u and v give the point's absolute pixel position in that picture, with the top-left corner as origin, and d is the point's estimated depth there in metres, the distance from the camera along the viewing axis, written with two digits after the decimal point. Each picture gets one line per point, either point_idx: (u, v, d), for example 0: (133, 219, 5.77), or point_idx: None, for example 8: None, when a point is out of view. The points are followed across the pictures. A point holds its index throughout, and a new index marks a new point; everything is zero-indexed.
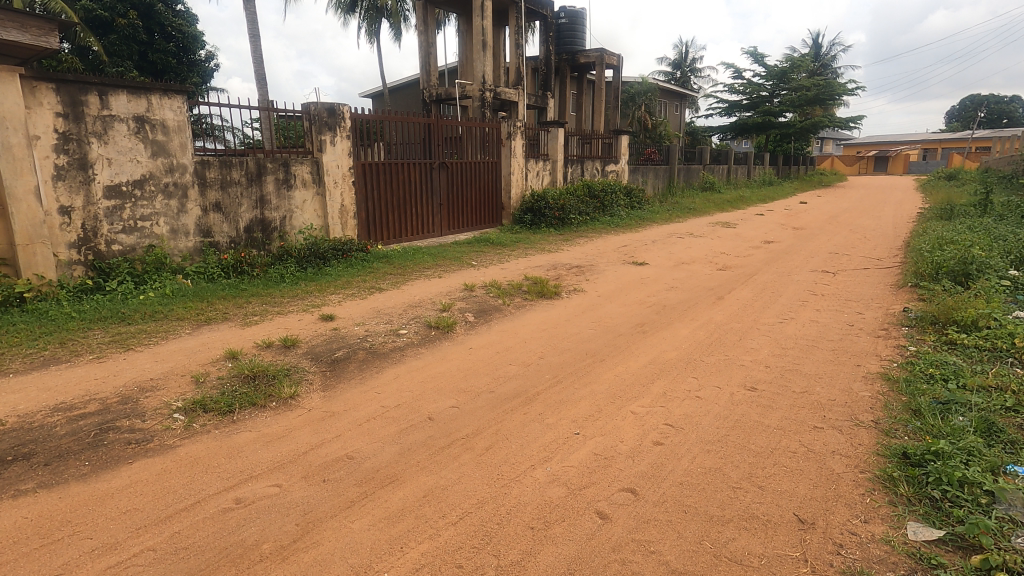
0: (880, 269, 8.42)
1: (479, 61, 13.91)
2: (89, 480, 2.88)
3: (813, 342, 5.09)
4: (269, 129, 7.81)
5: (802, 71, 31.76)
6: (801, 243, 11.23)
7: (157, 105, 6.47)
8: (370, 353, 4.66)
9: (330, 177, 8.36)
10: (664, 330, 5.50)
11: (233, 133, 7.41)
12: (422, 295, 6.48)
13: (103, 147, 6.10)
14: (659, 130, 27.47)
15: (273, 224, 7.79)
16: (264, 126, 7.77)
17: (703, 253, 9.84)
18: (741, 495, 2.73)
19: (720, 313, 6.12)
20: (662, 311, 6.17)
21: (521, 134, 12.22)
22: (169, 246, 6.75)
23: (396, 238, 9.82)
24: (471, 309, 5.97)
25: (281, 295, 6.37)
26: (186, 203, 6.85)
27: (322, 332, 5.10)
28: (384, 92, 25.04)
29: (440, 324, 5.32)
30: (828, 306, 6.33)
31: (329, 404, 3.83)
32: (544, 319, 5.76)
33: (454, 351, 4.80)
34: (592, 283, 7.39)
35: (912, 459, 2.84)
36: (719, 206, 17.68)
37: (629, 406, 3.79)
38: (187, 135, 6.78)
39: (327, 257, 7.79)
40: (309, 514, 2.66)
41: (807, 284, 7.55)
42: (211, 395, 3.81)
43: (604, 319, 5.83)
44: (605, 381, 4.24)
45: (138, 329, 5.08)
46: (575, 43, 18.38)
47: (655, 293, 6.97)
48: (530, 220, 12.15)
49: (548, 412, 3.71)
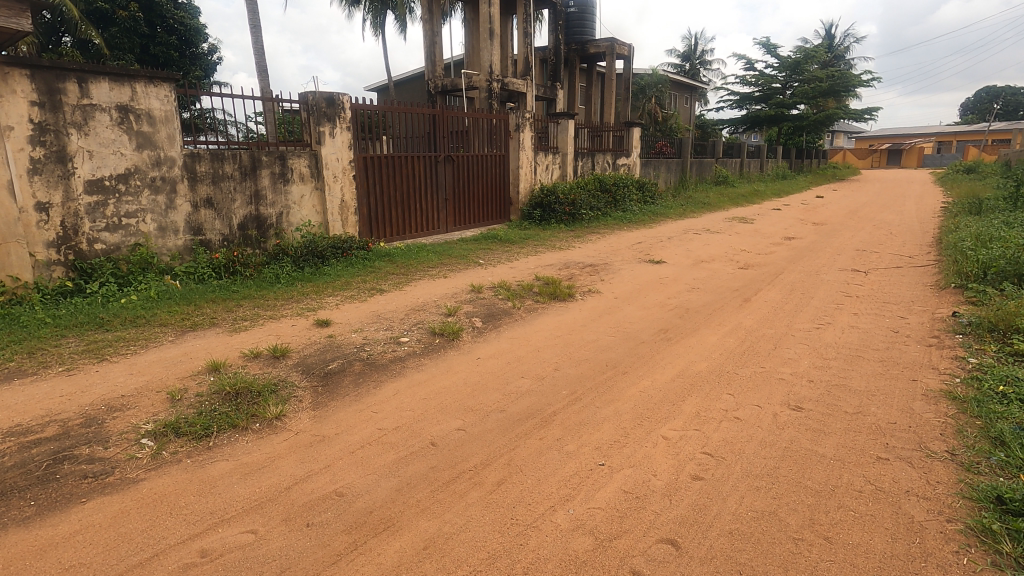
0: (915, 268, 7.88)
1: (486, 50, 13.43)
2: (31, 526, 2.44)
3: (858, 352, 4.59)
4: (270, 121, 7.47)
5: (815, 62, 31.02)
6: (824, 239, 10.69)
7: (142, 94, 6.05)
8: (367, 366, 4.20)
9: (329, 170, 7.91)
10: (690, 337, 5.03)
11: (237, 127, 7.06)
12: (426, 298, 6.03)
13: (83, 138, 5.68)
14: (670, 123, 26.88)
15: (268, 220, 7.36)
16: (264, 119, 7.44)
17: (723, 251, 9.34)
18: (806, 550, 2.27)
19: (749, 317, 5.64)
20: (686, 316, 5.68)
21: (531, 126, 11.71)
22: (157, 245, 6.32)
23: (400, 235, 9.37)
24: (479, 313, 5.49)
25: (275, 297, 5.93)
26: (175, 199, 6.42)
27: (316, 340, 4.66)
28: (390, 86, 24.60)
29: (445, 330, 4.87)
30: (867, 310, 5.83)
31: (319, 426, 3.39)
32: (558, 325, 5.30)
33: (459, 363, 4.35)
34: (607, 283, 6.91)
35: (1010, 507, 2.38)
36: (733, 201, 17.10)
37: (659, 430, 3.34)
38: (175, 126, 6.34)
39: (326, 256, 7.34)
40: (286, 572, 2.21)
41: (839, 284, 7.03)
42: (186, 415, 3.38)
43: (623, 324, 5.35)
44: (630, 398, 3.76)
45: (116, 337, 4.65)
46: (584, 32, 17.84)
47: (676, 294, 6.48)
48: (540, 216, 11.69)
49: (567, 437, 3.25)
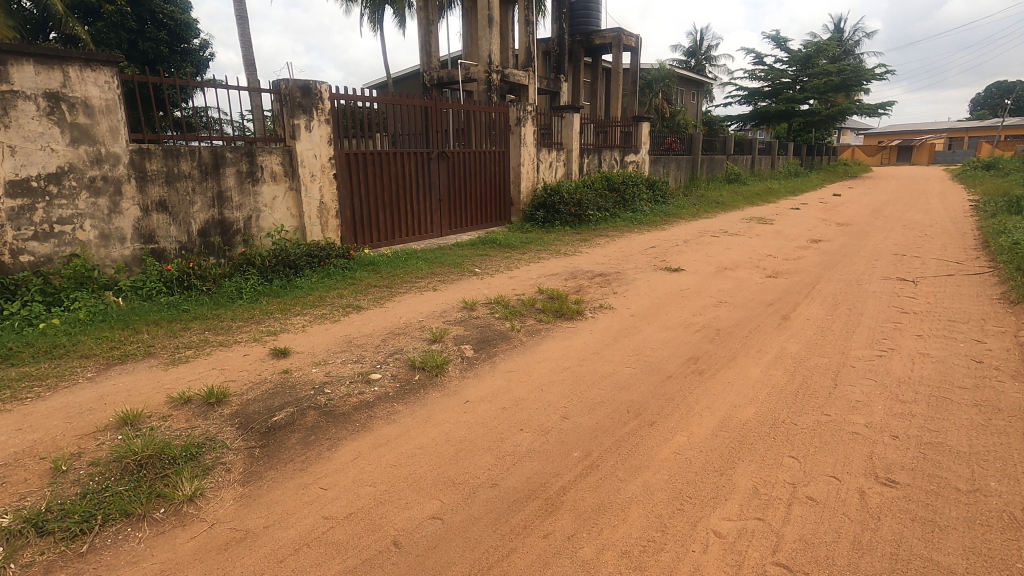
0: (970, 276, 6.96)
1: (485, 39, 12.52)
2: None
3: (941, 392, 3.67)
4: (259, 116, 6.78)
5: (826, 56, 29.97)
6: (855, 242, 9.75)
7: (77, 80, 5.17)
8: (323, 416, 3.29)
9: (306, 168, 7.01)
10: (728, 370, 4.11)
11: (231, 125, 6.53)
12: (408, 317, 5.14)
13: (3, 131, 4.80)
14: (678, 118, 25.86)
15: (234, 225, 6.48)
16: (253, 115, 6.77)
17: (746, 256, 8.42)
18: None
19: (793, 341, 4.72)
20: (718, 339, 4.76)
21: (534, 120, 10.80)
22: (98, 255, 5.44)
23: (388, 240, 8.48)
24: (470, 338, 4.58)
25: (233, 317, 5.05)
26: (119, 202, 5.53)
27: (266, 379, 3.76)
28: (388, 82, 23.66)
29: (427, 364, 3.96)
30: (932, 330, 4.92)
31: (245, 513, 2.50)
32: (566, 353, 4.39)
33: (442, 410, 3.44)
34: (620, 297, 6.00)
35: None
36: (748, 200, 16.14)
37: (707, 521, 2.44)
38: (119, 118, 5.45)
39: (300, 266, 6.43)
40: None
41: (888, 297, 6.10)
42: (63, 500, 2.49)
43: (644, 352, 4.44)
44: (663, 466, 2.85)
45: (20, 374, 3.76)
46: (589, 22, 16.91)
47: (702, 311, 5.56)
48: (544, 217, 10.77)
49: (581, 535, 2.35)
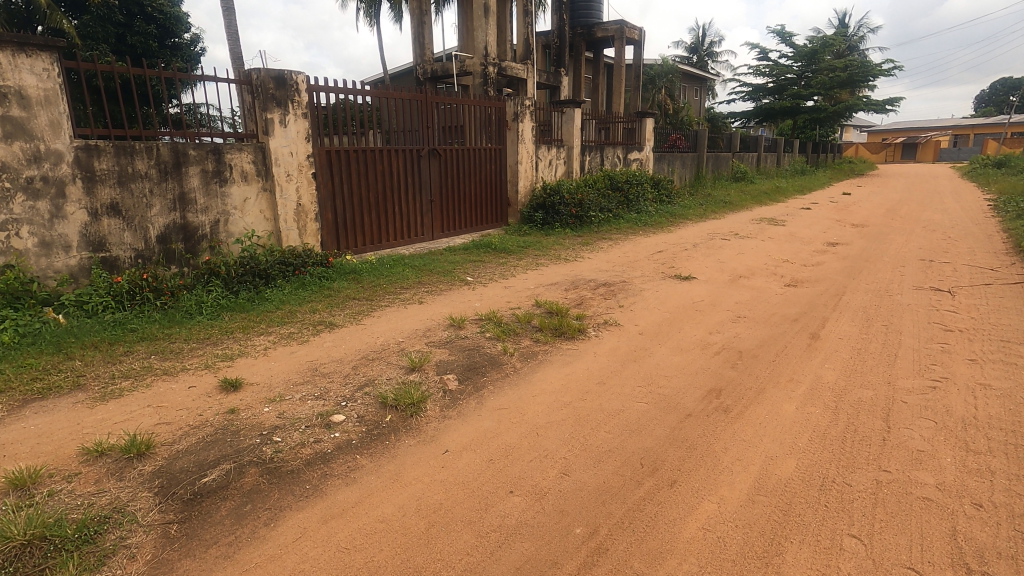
0: (1010, 286, 6.31)
1: (480, 30, 11.91)
2: None
3: (1018, 438, 3.04)
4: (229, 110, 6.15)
5: (832, 51, 29.20)
6: (875, 245, 9.12)
7: (8, 67, 4.54)
8: (266, 476, 2.66)
9: (280, 167, 6.37)
10: (758, 407, 3.47)
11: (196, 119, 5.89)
12: (387, 337, 4.52)
13: None
14: (682, 115, 25.16)
15: (199, 230, 5.85)
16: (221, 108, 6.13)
17: (761, 261, 7.79)
18: None
19: (827, 367, 4.09)
20: (742, 365, 4.13)
21: (532, 115, 10.15)
22: (36, 266, 4.80)
23: (374, 244, 7.84)
24: (455, 365, 3.95)
25: (186, 337, 4.43)
26: (63, 205, 4.91)
27: (207, 421, 3.14)
28: (386, 79, 22.95)
29: (401, 402, 3.33)
30: (988, 354, 4.27)
31: None
32: (567, 383, 3.76)
33: (414, 465, 2.81)
34: (626, 311, 5.38)
35: None
36: (756, 199, 15.49)
37: None
38: (61, 110, 4.83)
39: (271, 276, 5.80)
40: None
41: (925, 311, 5.46)
42: None
43: (657, 383, 3.80)
44: (690, 551, 2.22)
45: None
46: (590, 15, 16.23)
47: (719, 328, 4.93)
48: (542, 218, 10.13)
49: None
